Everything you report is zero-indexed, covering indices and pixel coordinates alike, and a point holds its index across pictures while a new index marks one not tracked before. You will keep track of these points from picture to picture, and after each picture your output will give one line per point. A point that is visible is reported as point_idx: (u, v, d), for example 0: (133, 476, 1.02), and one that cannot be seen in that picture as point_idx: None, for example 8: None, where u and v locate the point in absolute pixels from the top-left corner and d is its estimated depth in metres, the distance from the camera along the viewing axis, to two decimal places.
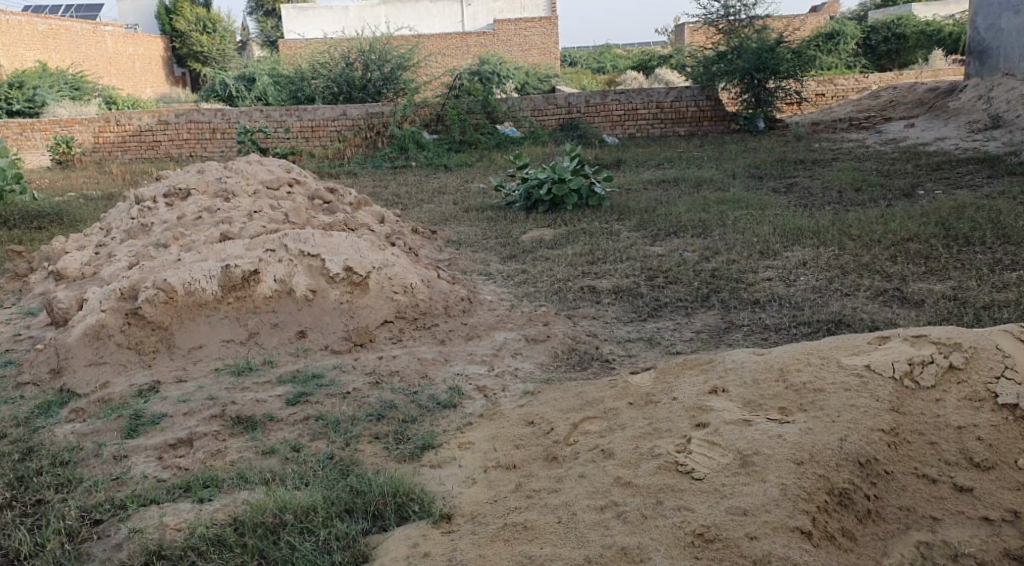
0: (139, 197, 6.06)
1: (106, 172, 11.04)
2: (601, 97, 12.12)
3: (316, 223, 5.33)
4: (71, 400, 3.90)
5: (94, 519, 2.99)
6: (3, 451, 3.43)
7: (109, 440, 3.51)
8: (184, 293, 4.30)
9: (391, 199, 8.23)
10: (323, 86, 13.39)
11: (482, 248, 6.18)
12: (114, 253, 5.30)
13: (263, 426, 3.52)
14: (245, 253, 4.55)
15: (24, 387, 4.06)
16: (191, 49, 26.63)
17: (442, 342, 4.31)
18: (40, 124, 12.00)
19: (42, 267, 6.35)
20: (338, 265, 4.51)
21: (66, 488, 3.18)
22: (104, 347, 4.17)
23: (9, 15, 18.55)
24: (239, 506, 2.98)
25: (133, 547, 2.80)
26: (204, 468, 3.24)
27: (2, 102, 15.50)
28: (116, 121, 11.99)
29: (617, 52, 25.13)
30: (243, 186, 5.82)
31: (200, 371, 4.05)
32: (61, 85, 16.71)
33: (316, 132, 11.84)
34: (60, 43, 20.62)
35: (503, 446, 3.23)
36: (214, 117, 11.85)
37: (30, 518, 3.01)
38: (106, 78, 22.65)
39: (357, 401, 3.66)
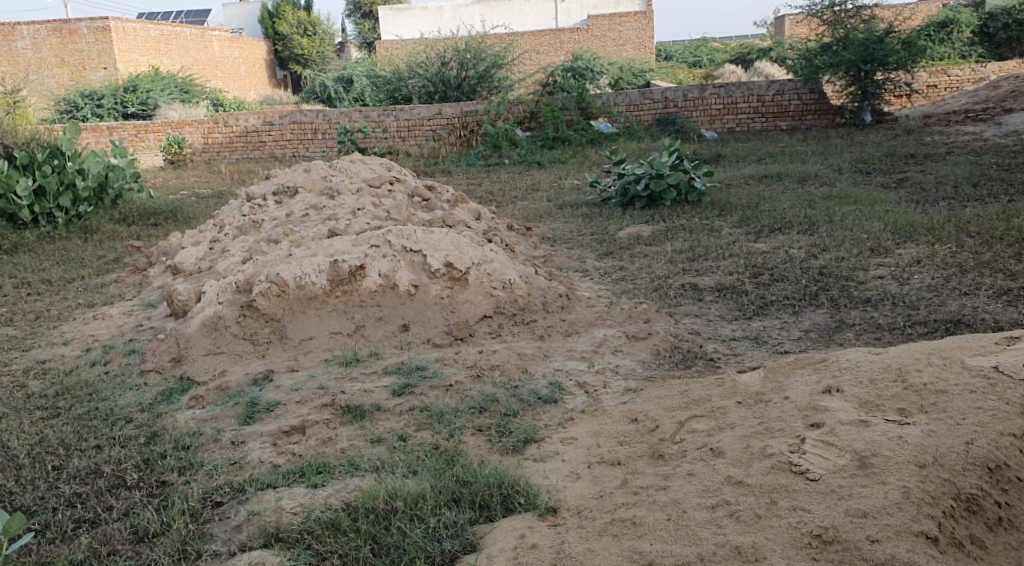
0: (250, 195, 6.29)
1: (215, 171, 11.47)
2: (699, 91, 11.94)
3: (416, 220, 5.41)
4: (191, 387, 4.09)
5: (214, 501, 3.15)
6: (131, 435, 3.68)
7: (228, 426, 3.67)
8: (296, 287, 4.42)
9: (487, 196, 8.31)
10: (419, 86, 13.65)
11: (580, 245, 6.17)
12: (227, 249, 5.52)
13: (371, 416, 3.60)
14: (352, 249, 4.65)
15: (148, 374, 4.28)
16: (292, 52, 27.48)
17: (541, 338, 4.32)
18: (153, 127, 12.55)
19: (160, 261, 6.66)
20: (439, 261, 4.56)
21: (188, 471, 3.37)
22: (220, 337, 4.35)
23: (125, 22, 19.47)
24: (351, 492, 3.06)
25: (253, 529, 2.94)
26: (316, 455, 3.34)
27: (120, 106, 16.31)
28: (225, 122, 12.44)
29: (714, 46, 24.71)
30: (347, 184, 5.96)
31: (311, 362, 4.18)
32: (172, 89, 17.42)
33: (412, 131, 12.02)
34: (171, 47, 21.50)
35: (607, 443, 3.21)
36: (316, 117, 12.16)
37: (156, 499, 3.21)
38: (212, 81, 23.54)
39: (460, 394, 3.70)
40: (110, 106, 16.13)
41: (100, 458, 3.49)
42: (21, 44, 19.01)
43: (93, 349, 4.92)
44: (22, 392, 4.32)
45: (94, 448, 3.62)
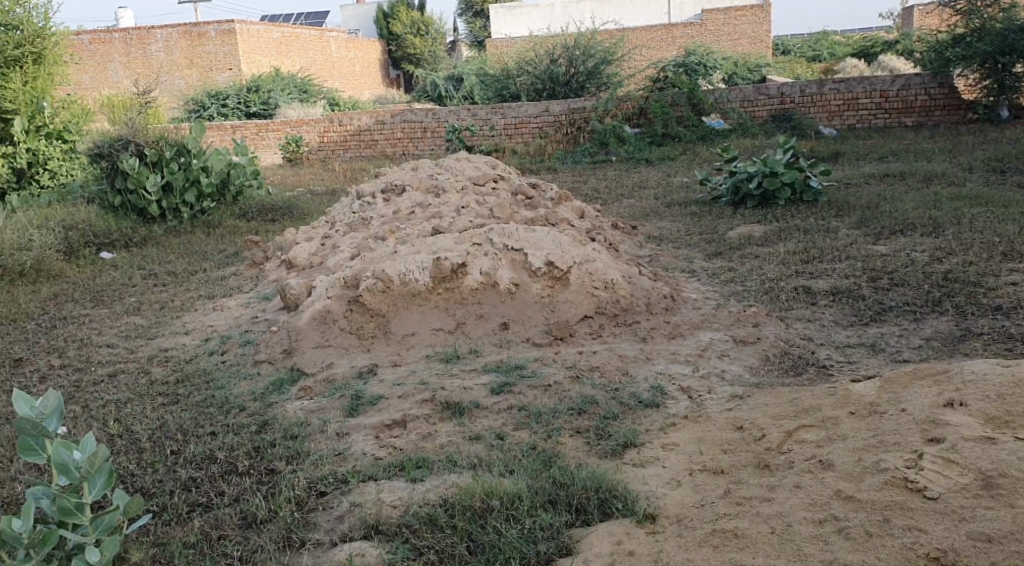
0: (360, 193, 6.43)
1: (329, 169, 11.81)
2: (817, 87, 11.53)
3: (519, 218, 5.41)
4: (300, 378, 4.20)
5: (319, 491, 3.21)
6: (243, 423, 3.80)
7: (333, 417, 3.76)
8: (400, 283, 4.48)
9: (593, 194, 8.23)
10: (528, 84, 13.69)
11: (687, 245, 6.03)
12: (337, 245, 5.65)
13: (470, 413, 3.61)
14: (454, 246, 4.68)
15: (261, 364, 4.42)
16: (405, 51, 28.01)
17: (643, 340, 4.24)
18: (273, 126, 12.93)
19: (275, 256, 6.89)
20: (540, 260, 4.54)
21: (295, 460, 3.45)
22: (329, 331, 4.45)
23: (250, 25, 20.29)
24: (449, 488, 3.07)
25: (354, 521, 2.98)
26: (416, 449, 3.37)
27: (243, 107, 17.01)
28: (339, 122, 12.77)
29: (836, 39, 23.83)
30: (452, 182, 6.03)
31: (414, 357, 4.23)
32: (291, 89, 18.04)
33: (519, 129, 12.05)
34: (292, 48, 22.26)
35: (710, 450, 3.11)
36: (426, 116, 12.34)
37: (265, 486, 3.31)
38: (329, 82, 24.27)
39: (559, 394, 3.67)
40: (234, 106, 16.83)
41: (214, 444, 3.62)
42: (155, 46, 20.00)
43: (212, 339, 5.12)
44: (146, 378, 4.53)
45: (209, 434, 3.76)
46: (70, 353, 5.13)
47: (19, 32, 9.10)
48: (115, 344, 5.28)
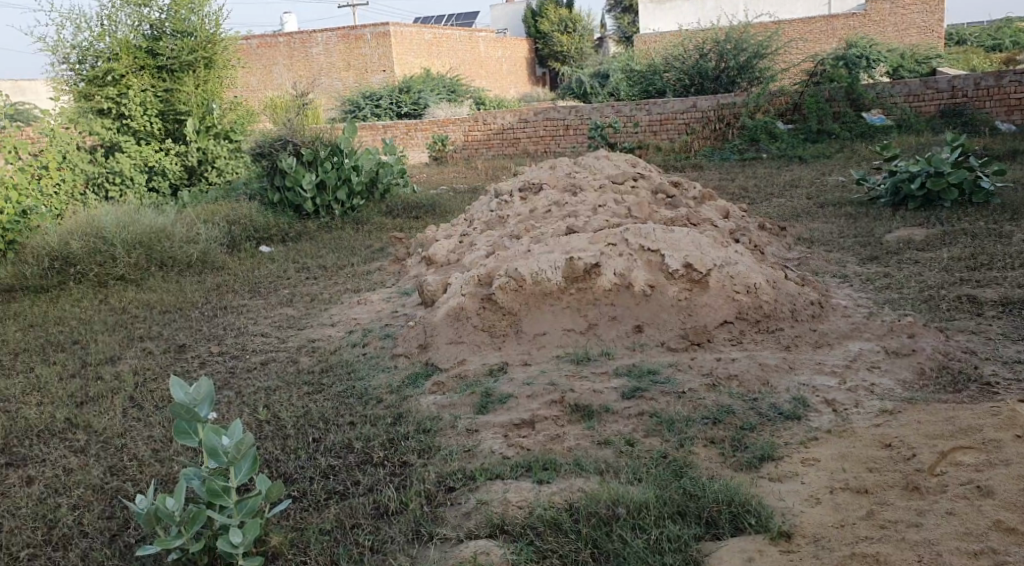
0: (498, 192, 6.51)
1: (473, 167, 12.02)
2: (994, 79, 10.69)
3: (659, 217, 5.29)
4: (434, 373, 4.27)
5: (448, 487, 3.23)
6: (379, 414, 3.89)
7: (464, 413, 3.79)
8: (533, 282, 4.46)
9: (739, 192, 7.97)
10: (675, 78, 13.43)
11: (839, 248, 5.73)
12: (475, 242, 5.74)
13: (600, 417, 3.54)
14: (589, 246, 4.62)
15: (398, 358, 4.52)
16: (553, 49, 28.09)
17: (786, 349, 4.04)
18: (422, 126, 13.27)
19: (416, 252, 7.07)
20: (678, 262, 4.40)
21: (427, 454, 3.50)
22: (463, 327, 4.49)
23: (403, 27, 20.96)
24: (575, 492, 3.02)
25: (480, 519, 2.98)
26: (544, 451, 3.34)
27: (394, 106, 17.56)
28: (484, 120, 12.95)
29: (1019, 27, 22.06)
30: (591, 181, 6.00)
31: (545, 357, 4.21)
32: (440, 89, 18.49)
33: (665, 124, 11.77)
34: (442, 49, 22.81)
35: (853, 468, 2.94)
36: (569, 114, 12.34)
37: (398, 478, 3.36)
38: (477, 80, 24.70)
39: (693, 402, 3.54)
40: (385, 106, 17.39)
41: (352, 434, 3.72)
42: (315, 49, 20.93)
43: (355, 332, 5.29)
44: (293, 367, 4.72)
45: (347, 424, 3.86)
46: (228, 341, 5.43)
47: (193, 38, 9.87)
48: (268, 334, 5.54)
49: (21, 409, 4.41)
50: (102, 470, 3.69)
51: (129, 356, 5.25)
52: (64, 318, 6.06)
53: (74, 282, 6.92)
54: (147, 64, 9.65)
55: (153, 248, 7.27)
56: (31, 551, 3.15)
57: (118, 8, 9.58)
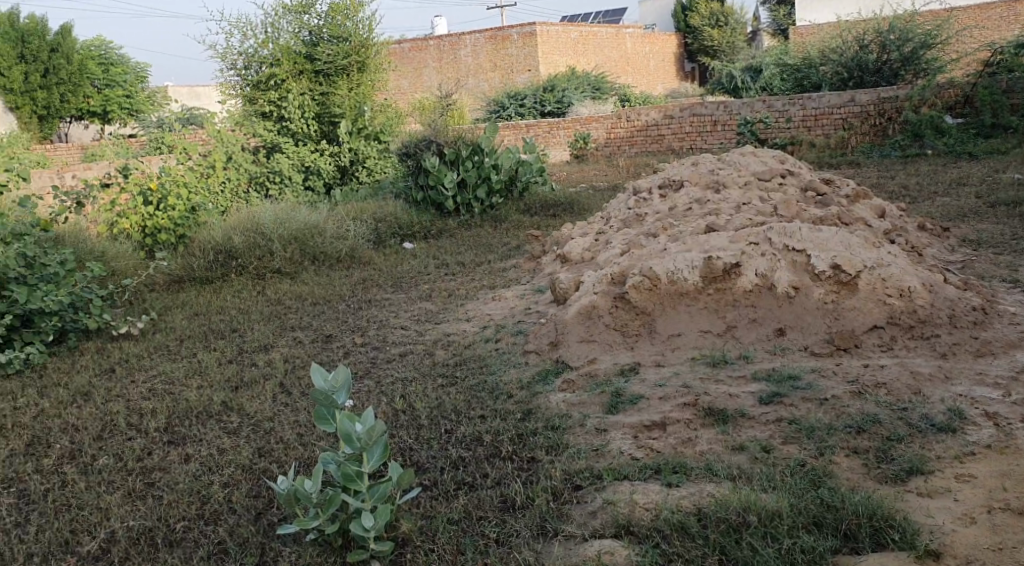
0: (637, 190, 6.67)
1: (615, 166, 12.07)
2: None
3: (807, 216, 5.07)
4: (565, 371, 4.25)
5: (575, 485, 3.19)
6: (509, 410, 3.91)
7: (593, 413, 3.75)
8: (668, 281, 4.35)
9: (898, 191, 7.53)
10: (832, 72, 12.85)
11: (1009, 250, 5.30)
12: (610, 241, 5.86)
13: (735, 421, 3.41)
14: (730, 245, 4.47)
15: (529, 355, 4.53)
16: (703, 43, 27.52)
17: (943, 357, 3.77)
18: (564, 124, 13.54)
19: (552, 250, 7.12)
20: (824, 263, 4.18)
21: (555, 451, 3.47)
22: (595, 326, 4.44)
23: (550, 26, 21.09)
24: (705, 497, 2.91)
25: (605, 518, 2.91)
26: (674, 454, 3.25)
27: (539, 105, 17.74)
28: (628, 117, 12.93)
29: None
30: (735, 178, 5.86)
31: (679, 359, 4.09)
32: (584, 86, 18.57)
33: (819, 120, 11.30)
34: (589, 47, 22.86)
35: (1015, 488, 2.75)
36: (717, 110, 12.02)
37: (525, 473, 3.35)
38: (622, 78, 24.73)
39: (836, 410, 3.35)
40: (530, 105, 17.62)
41: (482, 428, 3.74)
42: (463, 51, 21.52)
43: (489, 328, 5.35)
44: (430, 360, 4.81)
45: (479, 417, 3.89)
46: (369, 333, 5.61)
47: (348, 42, 10.28)
48: (407, 327, 5.68)
49: (182, 391, 4.69)
50: (250, 451, 3.87)
51: (280, 344, 5.51)
52: (224, 308, 6.42)
53: (236, 275, 7.31)
54: (306, 68, 10.12)
55: (306, 244, 7.60)
56: (185, 523, 3.29)
57: (280, 15, 10.09)
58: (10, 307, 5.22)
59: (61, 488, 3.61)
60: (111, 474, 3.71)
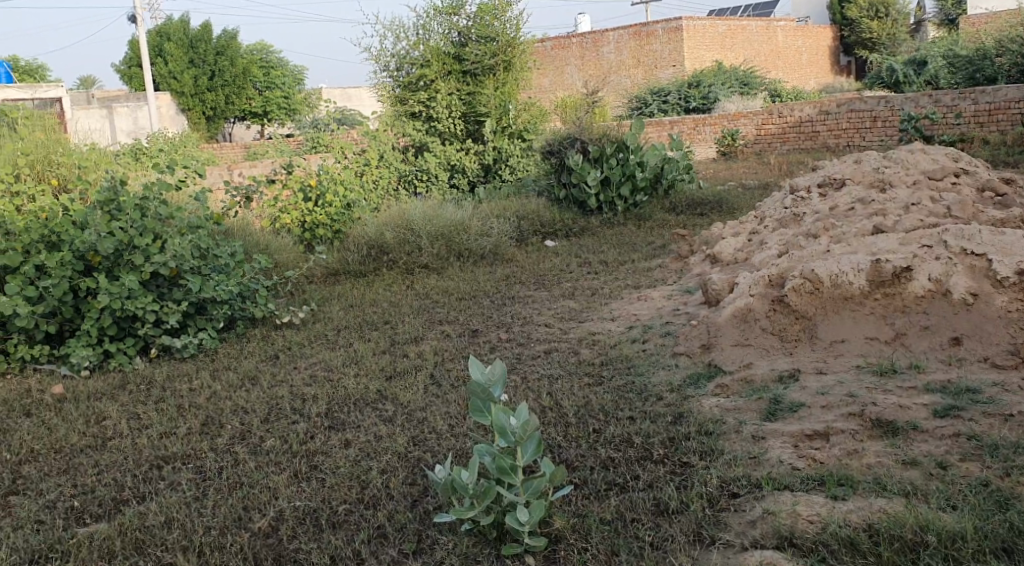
0: (795, 187, 6.50)
1: (765, 164, 11.71)
2: None
3: (985, 218, 4.76)
4: (718, 375, 4.15)
5: (732, 492, 3.10)
6: (660, 412, 3.86)
7: (750, 419, 3.64)
8: (831, 284, 4.17)
9: None
10: (1008, 64, 12.11)
11: None
12: (766, 241, 5.71)
13: (906, 434, 3.22)
14: (899, 248, 4.27)
15: (680, 357, 4.46)
16: (861, 36, 26.36)
17: None
18: (711, 120, 13.40)
19: (701, 250, 7.00)
20: (1008, 268, 3.89)
21: (710, 457, 3.39)
22: (750, 329, 4.32)
23: (696, 21, 21.29)
24: (875, 512, 2.77)
25: (766, 528, 2.81)
26: (838, 465, 3.11)
27: (683, 101, 17.60)
28: (779, 113, 12.65)
29: None
30: (903, 177, 5.60)
31: (842, 366, 3.91)
32: (732, 81, 18.16)
33: (993, 115, 10.61)
34: (738, 41, 22.76)
35: None
36: (877, 104, 11.62)
37: (679, 477, 3.29)
38: (773, 73, 24.21)
39: (1022, 428, 3.12)
40: (675, 101, 17.51)
41: (632, 429, 3.70)
42: (607, 49, 22.28)
43: (636, 327, 5.30)
44: (576, 359, 4.80)
45: (628, 418, 3.85)
46: (515, 329, 5.66)
47: (495, 42, 10.40)
48: (551, 324, 5.70)
49: (340, 378, 4.88)
50: (405, 439, 3.97)
51: (429, 337, 5.64)
52: (377, 300, 6.64)
53: (387, 269, 7.53)
54: (455, 69, 10.34)
55: (453, 241, 7.74)
56: (347, 506, 3.41)
57: (432, 17, 10.34)
58: (186, 295, 5.57)
59: (232, 466, 3.82)
60: (277, 455, 3.89)
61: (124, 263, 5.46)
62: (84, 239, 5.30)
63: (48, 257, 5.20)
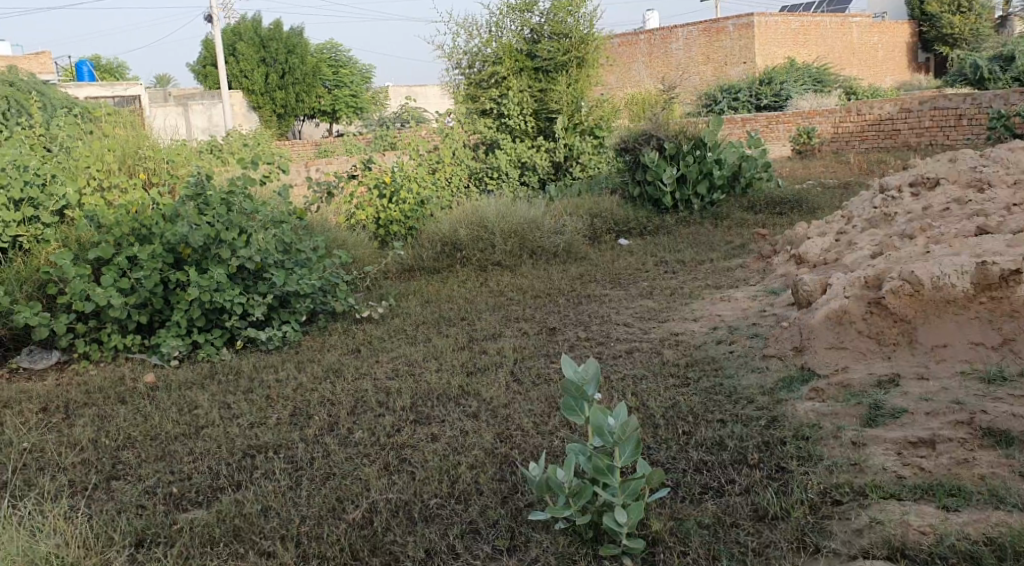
0: (885, 186, 6.32)
1: (845, 162, 11.42)
2: None
3: None
4: (812, 379, 4.06)
5: (834, 500, 3.01)
6: (752, 415, 3.77)
7: (849, 424, 3.53)
8: (932, 288, 4.00)
9: None
10: None
11: None
12: (855, 241, 5.57)
13: (1020, 445, 3.12)
14: (1007, 249, 4.10)
15: (771, 360, 4.39)
16: (941, 31, 25.54)
17: None
18: (785, 118, 13.16)
19: (784, 250, 6.85)
20: None
21: (807, 463, 3.30)
22: (845, 332, 4.19)
23: (768, 17, 20.95)
24: (993, 526, 2.71)
25: (874, 537, 2.76)
26: (948, 476, 3.02)
27: (755, 99, 17.30)
28: (858, 111, 12.30)
29: None
30: (1002, 176, 5.40)
31: (945, 372, 3.78)
32: (805, 79, 17.78)
33: None
34: (811, 38, 22.33)
35: None
36: (962, 102, 11.33)
37: (776, 482, 3.21)
38: (848, 70, 23.62)
39: None
40: (745, 99, 17.20)
41: (724, 431, 3.63)
42: (676, 45, 22.05)
43: (720, 328, 5.20)
44: (659, 359, 4.73)
45: (719, 421, 3.78)
46: (594, 328, 5.60)
47: (568, 39, 10.33)
48: (631, 323, 5.63)
49: (422, 373, 4.90)
50: (492, 435, 3.97)
51: (508, 334, 5.61)
52: (453, 297, 6.64)
53: (460, 266, 7.54)
54: (526, 65, 10.30)
55: (526, 238, 7.71)
56: (438, 500, 3.43)
57: (505, 14, 10.33)
58: (270, 288, 5.62)
59: (323, 456, 3.86)
60: (365, 448, 3.91)
61: (212, 256, 5.54)
62: (175, 232, 5.39)
63: (140, 249, 5.31)
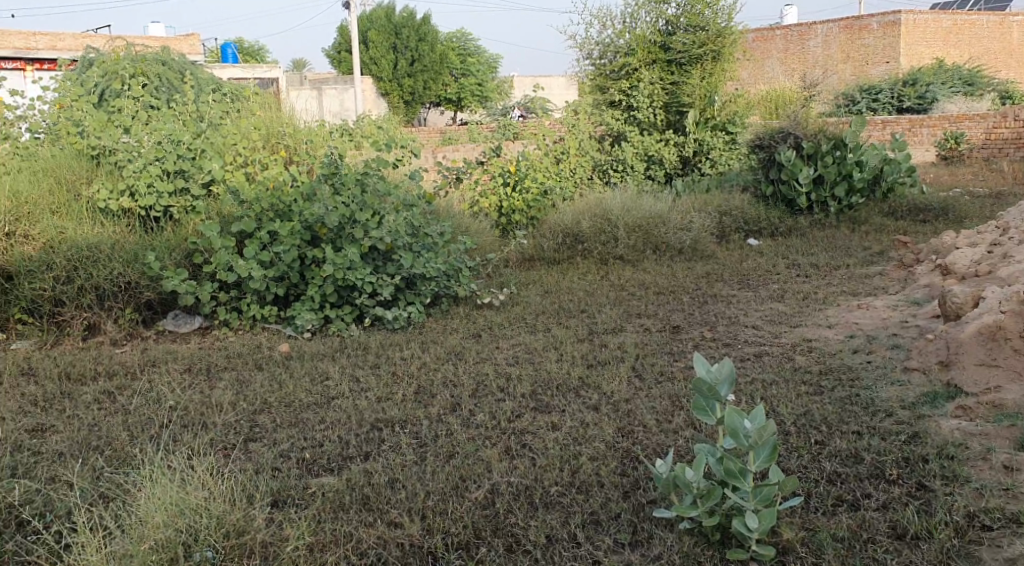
0: None
1: (997, 170, 10.79)
2: None
3: None
4: (958, 396, 3.85)
5: (982, 524, 2.90)
6: (892, 429, 3.60)
7: (1000, 447, 3.33)
8: None
9: None
10: None
11: None
12: (1011, 254, 5.24)
13: None
14: None
15: (913, 373, 4.20)
16: None
17: None
18: (930, 121, 12.50)
19: (928, 259, 6.53)
20: None
21: (952, 483, 3.14)
22: (998, 349, 3.93)
23: (919, 15, 20.08)
24: None
25: None
26: None
27: (897, 101, 16.54)
28: (1014, 116, 11.67)
29: None
30: None
31: None
32: (955, 81, 16.90)
33: None
34: (963, 38, 21.29)
35: None
36: None
37: (918, 501, 3.07)
38: (1003, 72, 22.27)
39: None
40: (887, 99, 16.45)
41: (860, 444, 3.47)
42: (814, 42, 21.36)
43: (857, 337, 4.99)
44: (790, 364, 4.57)
45: (854, 432, 3.62)
46: (721, 328, 5.47)
47: (705, 32, 10.08)
48: (760, 326, 5.47)
49: (543, 362, 4.89)
50: (614, 429, 3.92)
51: (630, 329, 5.54)
52: (574, 289, 6.60)
53: (582, 258, 7.48)
54: (660, 58, 10.13)
55: (651, 234, 7.59)
56: (559, 488, 3.42)
57: (641, 6, 10.19)
58: (398, 270, 5.70)
59: (446, 435, 3.91)
60: (487, 431, 3.95)
61: (346, 235, 5.68)
62: (312, 212, 5.57)
63: (280, 226, 5.51)
